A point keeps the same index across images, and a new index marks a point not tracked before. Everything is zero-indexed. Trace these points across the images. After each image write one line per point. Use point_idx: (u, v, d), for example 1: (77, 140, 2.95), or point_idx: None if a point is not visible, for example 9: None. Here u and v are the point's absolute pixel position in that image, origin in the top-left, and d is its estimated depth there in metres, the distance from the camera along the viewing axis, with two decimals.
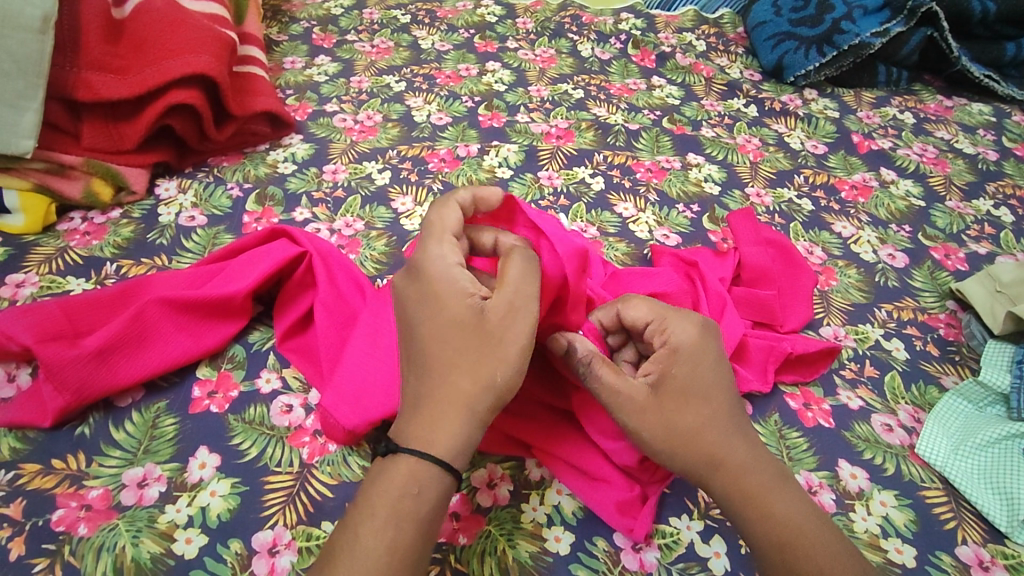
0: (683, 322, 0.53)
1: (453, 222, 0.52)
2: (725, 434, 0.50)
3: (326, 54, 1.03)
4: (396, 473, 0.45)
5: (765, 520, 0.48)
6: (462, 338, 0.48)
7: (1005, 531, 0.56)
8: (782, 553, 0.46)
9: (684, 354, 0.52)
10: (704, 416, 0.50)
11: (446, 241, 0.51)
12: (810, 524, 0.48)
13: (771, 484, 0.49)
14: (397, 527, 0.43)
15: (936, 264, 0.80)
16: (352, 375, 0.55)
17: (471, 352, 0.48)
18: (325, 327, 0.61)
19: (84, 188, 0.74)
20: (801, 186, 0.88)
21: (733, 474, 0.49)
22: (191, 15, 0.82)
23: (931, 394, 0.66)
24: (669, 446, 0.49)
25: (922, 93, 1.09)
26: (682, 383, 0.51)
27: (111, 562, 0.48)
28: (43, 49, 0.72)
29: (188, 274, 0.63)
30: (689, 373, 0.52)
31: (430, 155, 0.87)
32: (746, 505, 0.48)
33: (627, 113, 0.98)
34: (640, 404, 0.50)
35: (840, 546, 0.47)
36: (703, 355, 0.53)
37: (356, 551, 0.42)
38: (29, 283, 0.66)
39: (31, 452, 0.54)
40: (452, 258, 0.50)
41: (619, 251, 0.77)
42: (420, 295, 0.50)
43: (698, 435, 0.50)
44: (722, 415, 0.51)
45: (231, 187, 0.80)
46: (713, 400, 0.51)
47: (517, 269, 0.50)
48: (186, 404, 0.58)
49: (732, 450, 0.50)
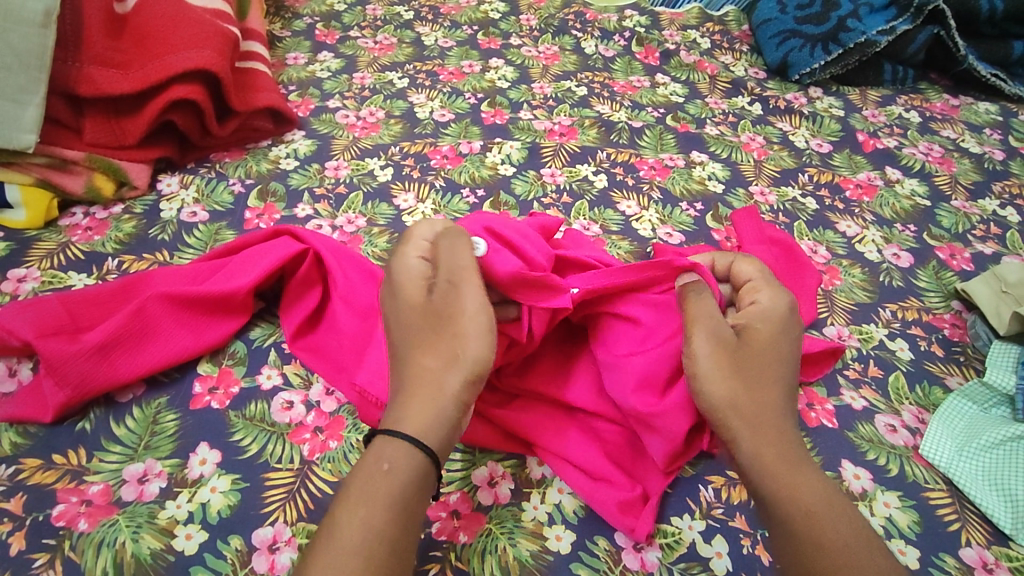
0: (775, 295, 0.57)
1: (421, 230, 0.56)
2: (772, 403, 0.52)
3: (330, 50, 1.03)
4: (366, 459, 0.45)
5: (793, 487, 0.47)
6: (420, 322, 0.51)
7: (1009, 532, 0.56)
8: (805, 518, 0.46)
9: (769, 317, 0.56)
10: (764, 379, 0.53)
11: (414, 241, 0.55)
12: (837, 506, 0.47)
13: (806, 463, 0.49)
14: (368, 508, 0.43)
15: (941, 264, 0.79)
16: (378, 358, 0.57)
17: (431, 335, 0.51)
18: (348, 318, 0.61)
19: (86, 182, 0.74)
20: (806, 185, 0.88)
21: (771, 434, 0.50)
22: (194, 11, 0.81)
23: (935, 395, 0.66)
24: (727, 386, 0.51)
25: (928, 91, 1.08)
26: (760, 346, 0.54)
27: (112, 559, 0.48)
28: (45, 44, 0.71)
29: (190, 270, 0.63)
30: (770, 336, 0.55)
31: (433, 151, 0.87)
32: (778, 472, 0.48)
33: (631, 110, 0.98)
34: (722, 342, 0.53)
35: (862, 523, 0.47)
36: (784, 330, 0.56)
37: (331, 532, 0.42)
38: (31, 277, 0.66)
39: (32, 447, 0.53)
40: (411, 255, 0.55)
41: (623, 248, 0.77)
42: (387, 288, 0.54)
43: (754, 389, 0.52)
44: (776, 388, 0.53)
45: (233, 183, 0.79)
46: (774, 372, 0.53)
47: (446, 260, 0.54)
48: (187, 400, 0.58)
49: (780, 421, 0.51)
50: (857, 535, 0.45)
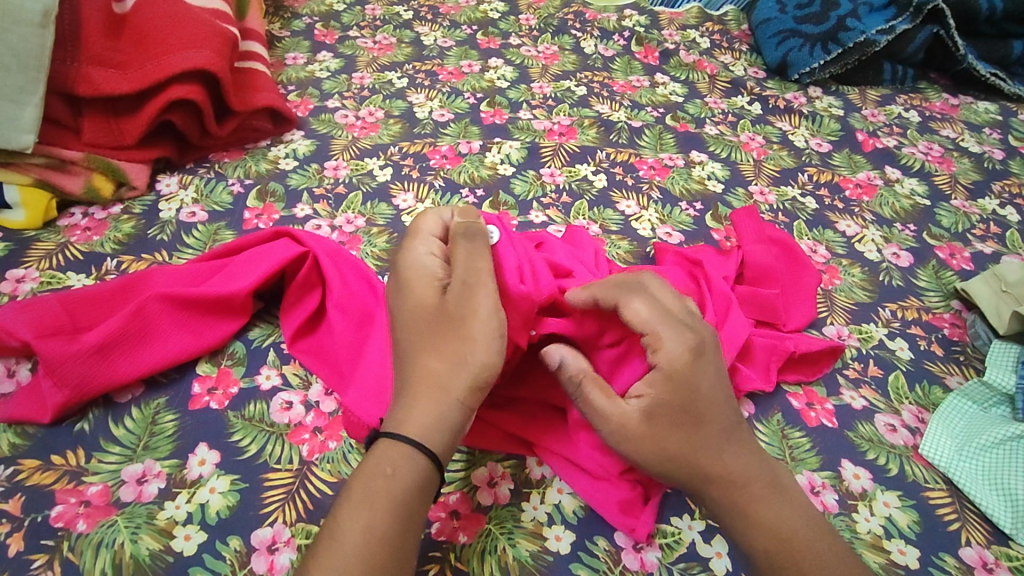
0: (675, 338, 0.50)
1: (429, 224, 0.55)
2: (714, 451, 0.49)
3: (329, 50, 1.03)
4: (370, 459, 0.45)
5: (751, 529, 0.47)
6: (428, 322, 0.50)
7: (1009, 532, 0.56)
8: (768, 561, 0.46)
9: (677, 371, 0.49)
10: (694, 436, 0.49)
11: (426, 240, 0.54)
12: (796, 531, 0.47)
13: (758, 494, 0.48)
14: (369, 510, 0.43)
15: (941, 263, 0.79)
16: (370, 374, 0.56)
17: (439, 335, 0.49)
18: (343, 328, 0.61)
19: (85, 183, 0.74)
20: (805, 184, 0.88)
21: (724, 485, 0.48)
22: (193, 11, 0.81)
23: (935, 394, 0.66)
24: (656, 466, 0.48)
25: (928, 90, 1.08)
26: (678, 405, 0.49)
27: (111, 559, 0.48)
28: (43, 44, 0.71)
29: (189, 270, 0.63)
30: (691, 381, 0.49)
31: (432, 151, 0.87)
32: (733, 516, 0.48)
33: (630, 110, 0.97)
34: (630, 432, 0.49)
35: (827, 551, 0.46)
36: (697, 371, 0.49)
37: (333, 535, 0.42)
38: (29, 278, 0.66)
39: (31, 447, 0.53)
40: (422, 251, 0.53)
41: (622, 248, 0.77)
42: (394, 286, 0.54)
43: (691, 450, 0.48)
44: (711, 432, 0.49)
45: (232, 183, 0.79)
46: (703, 417, 0.49)
47: (460, 255, 0.53)
48: (186, 400, 0.58)
49: (723, 462, 0.49)
50: (830, 559, 0.46)
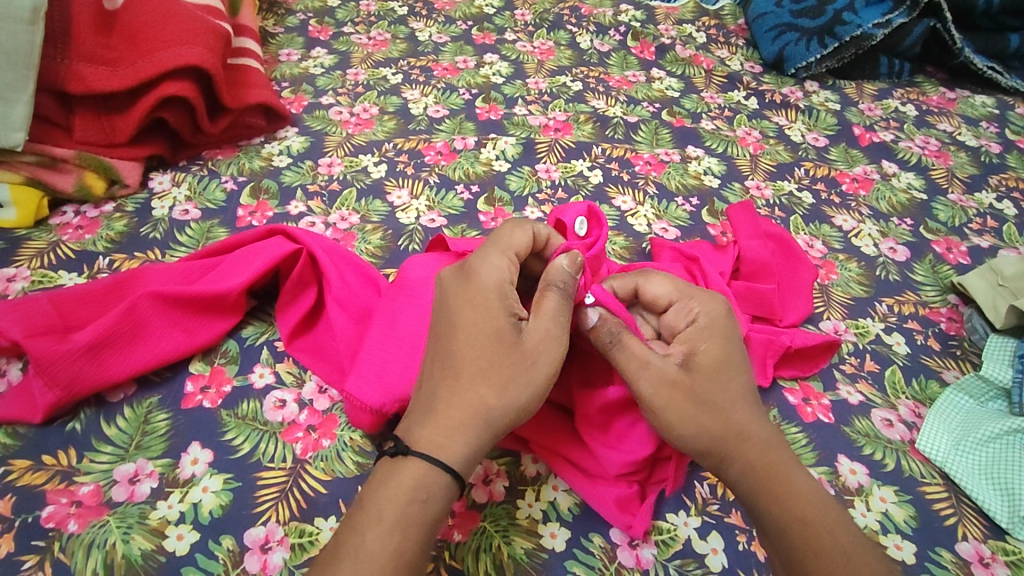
0: (708, 300, 0.54)
1: (520, 243, 0.52)
2: (748, 414, 0.50)
3: (324, 46, 1.02)
4: (406, 475, 0.44)
5: (785, 500, 0.47)
6: (495, 351, 0.47)
7: (1005, 526, 0.56)
8: (802, 532, 0.46)
9: (715, 328, 0.52)
10: (731, 393, 0.50)
11: (505, 256, 0.51)
12: (825, 505, 0.48)
13: (789, 464, 0.49)
14: (403, 535, 0.42)
15: (937, 258, 0.79)
16: (371, 358, 0.54)
17: (504, 370, 0.47)
18: (343, 322, 0.60)
19: (76, 181, 0.73)
20: (802, 179, 0.87)
21: (753, 451, 0.49)
22: (184, 7, 0.81)
23: (932, 389, 0.66)
24: (693, 422, 0.49)
25: (924, 84, 1.08)
26: (715, 361, 0.51)
27: (102, 559, 0.48)
28: (33, 41, 0.71)
29: (182, 268, 0.63)
30: (724, 343, 0.52)
31: (428, 147, 0.86)
32: (768, 485, 0.48)
33: (626, 105, 0.97)
34: (671, 380, 0.49)
35: (855, 528, 0.47)
36: (731, 334, 0.53)
37: (360, 554, 0.41)
38: (21, 276, 0.65)
39: (22, 448, 0.53)
40: (502, 269, 0.50)
41: (619, 244, 0.76)
42: (463, 291, 0.49)
43: (725, 413, 0.49)
44: (746, 397, 0.51)
45: (225, 180, 0.79)
46: (739, 379, 0.51)
47: (552, 298, 0.50)
48: (179, 400, 0.58)
49: (756, 428, 0.50)
50: (857, 533, 0.47)
